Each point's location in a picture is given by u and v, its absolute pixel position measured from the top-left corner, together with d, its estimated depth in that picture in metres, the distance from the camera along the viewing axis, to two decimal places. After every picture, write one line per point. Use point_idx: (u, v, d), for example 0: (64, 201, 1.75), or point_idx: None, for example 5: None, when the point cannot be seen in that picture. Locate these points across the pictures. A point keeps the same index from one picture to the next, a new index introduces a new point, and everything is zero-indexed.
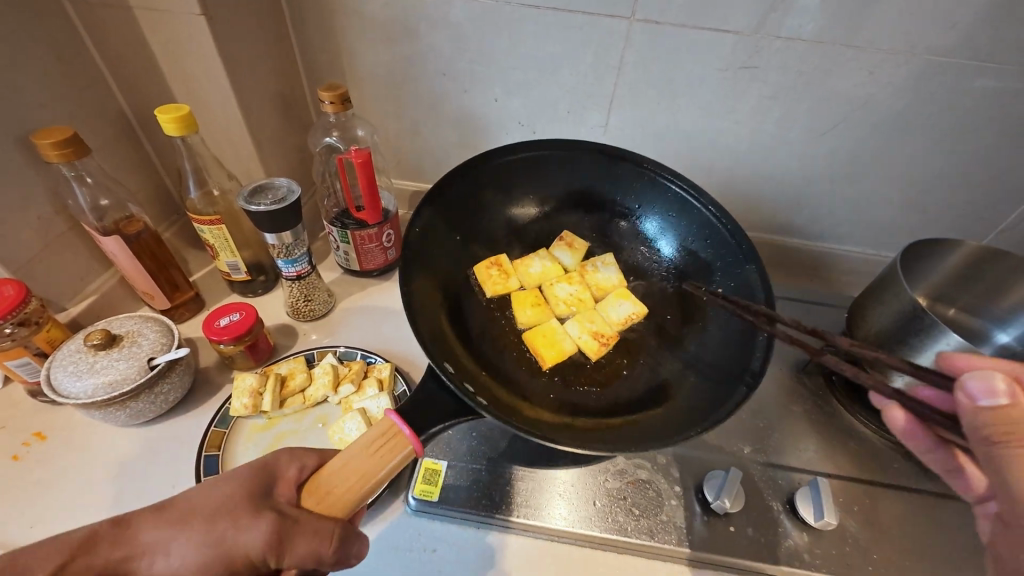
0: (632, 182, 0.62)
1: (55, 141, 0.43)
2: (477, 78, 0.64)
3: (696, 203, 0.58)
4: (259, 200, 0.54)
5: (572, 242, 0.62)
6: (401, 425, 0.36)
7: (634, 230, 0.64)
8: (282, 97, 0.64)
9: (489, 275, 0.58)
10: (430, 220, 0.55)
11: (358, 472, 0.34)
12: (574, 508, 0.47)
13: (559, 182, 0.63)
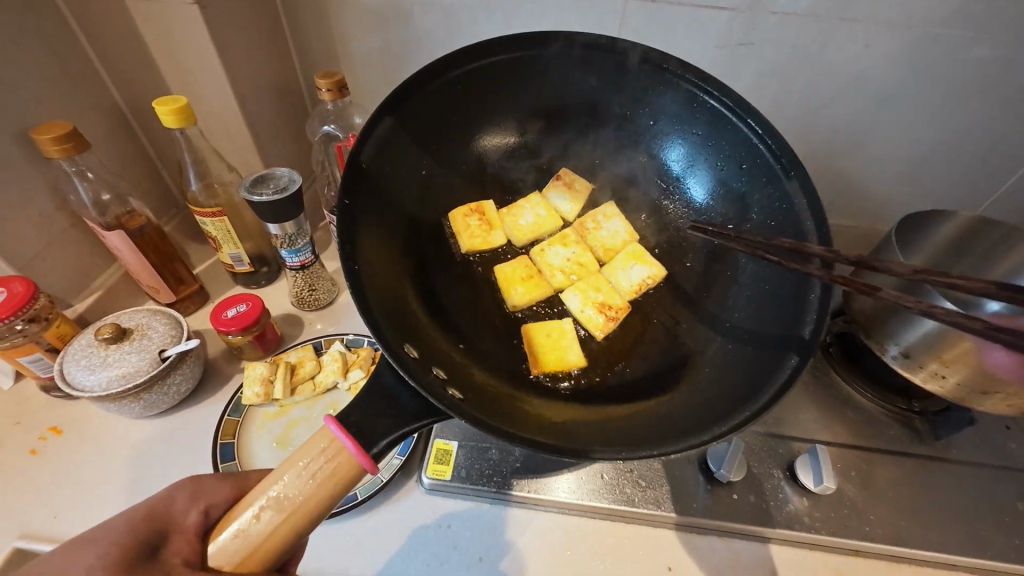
0: (658, 100, 0.55)
1: (55, 136, 0.43)
2: None
3: (732, 120, 0.52)
4: (260, 190, 0.54)
5: (568, 181, 0.60)
6: (344, 440, 0.31)
7: (654, 161, 0.60)
8: (277, 86, 0.63)
9: (468, 226, 0.56)
10: (390, 133, 0.48)
11: (275, 509, 0.31)
12: (582, 481, 0.48)
13: (549, 95, 0.57)
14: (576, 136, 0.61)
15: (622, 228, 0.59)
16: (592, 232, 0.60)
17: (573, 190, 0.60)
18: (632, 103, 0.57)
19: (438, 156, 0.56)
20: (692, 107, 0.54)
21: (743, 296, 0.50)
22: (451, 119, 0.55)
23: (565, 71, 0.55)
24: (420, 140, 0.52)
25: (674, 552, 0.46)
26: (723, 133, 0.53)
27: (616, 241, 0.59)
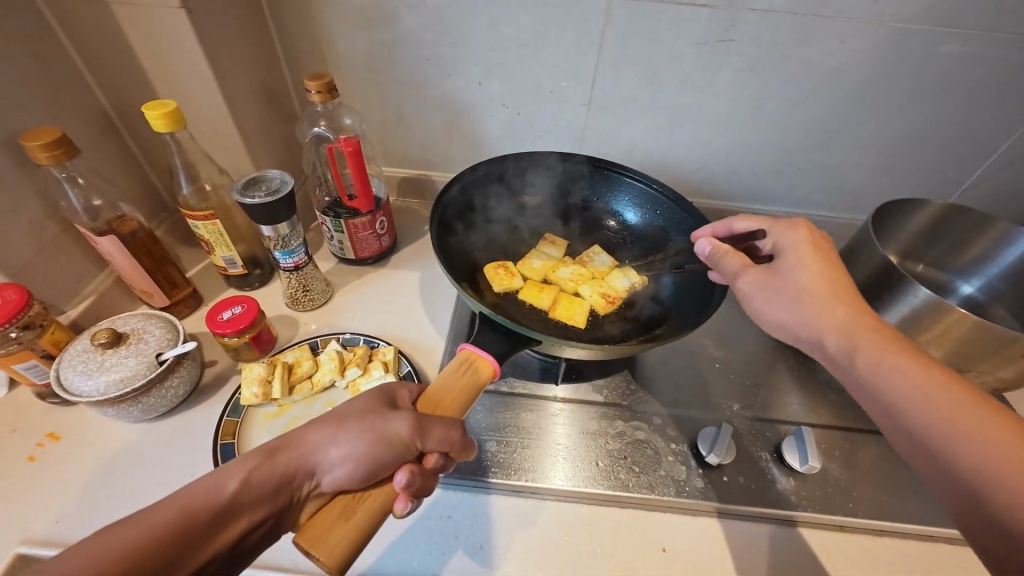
0: (593, 178, 0.69)
1: (44, 142, 0.43)
2: (461, 61, 0.65)
3: (646, 185, 0.66)
4: (253, 192, 0.54)
5: (553, 239, 0.66)
6: (480, 352, 0.45)
7: (604, 212, 0.70)
8: (265, 88, 0.63)
9: (497, 275, 0.60)
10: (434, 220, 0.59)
11: (463, 384, 0.43)
12: (578, 469, 0.50)
13: (524, 176, 0.68)
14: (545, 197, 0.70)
15: (609, 258, 0.64)
16: (592, 262, 0.64)
17: (558, 240, 0.66)
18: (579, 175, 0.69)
19: (480, 222, 0.66)
20: (615, 180, 0.68)
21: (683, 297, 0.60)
22: (482, 196, 0.66)
23: (552, 162, 0.67)
24: (460, 208, 0.64)
25: (668, 535, 0.48)
26: (647, 190, 0.66)
27: (606, 266, 0.63)
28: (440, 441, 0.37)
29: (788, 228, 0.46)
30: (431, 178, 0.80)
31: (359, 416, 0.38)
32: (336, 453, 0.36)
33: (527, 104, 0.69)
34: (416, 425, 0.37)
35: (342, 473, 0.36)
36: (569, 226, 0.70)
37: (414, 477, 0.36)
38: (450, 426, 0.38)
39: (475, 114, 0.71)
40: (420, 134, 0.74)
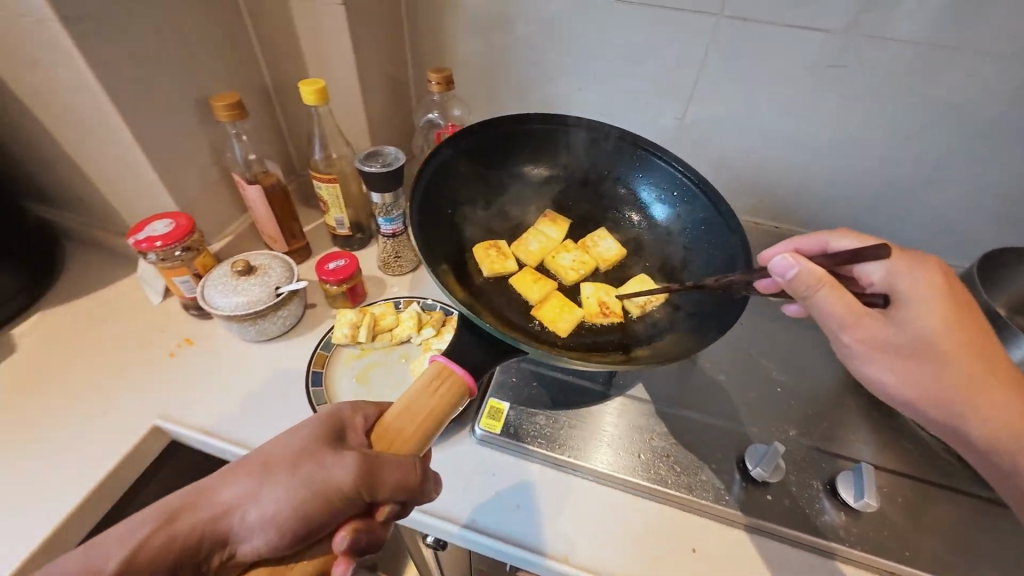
0: (623, 159, 0.68)
1: (228, 103, 0.54)
2: (565, 68, 0.70)
3: (676, 171, 0.64)
4: (371, 163, 0.63)
5: (555, 218, 0.66)
6: (452, 366, 0.42)
7: (629, 197, 0.69)
8: (391, 77, 0.73)
9: (488, 256, 0.61)
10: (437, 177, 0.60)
11: (421, 416, 0.40)
12: (620, 459, 0.52)
13: (546, 145, 0.68)
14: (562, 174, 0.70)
15: (613, 244, 0.65)
16: (595, 248, 0.65)
17: (558, 219, 0.66)
18: (601, 155, 0.68)
19: (478, 181, 0.66)
20: (642, 163, 0.67)
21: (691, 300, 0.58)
22: (498, 151, 0.66)
23: (579, 130, 0.67)
24: (466, 162, 0.64)
25: (701, 537, 0.49)
26: (676, 178, 0.65)
27: (613, 254, 0.64)
28: (393, 491, 0.36)
29: (912, 270, 0.40)
30: None
31: (292, 464, 0.37)
32: (255, 516, 0.35)
33: (621, 112, 0.72)
34: (361, 476, 0.36)
35: (262, 538, 0.35)
36: (569, 201, 0.70)
37: (353, 537, 0.36)
38: (407, 468, 0.37)
39: None
40: None
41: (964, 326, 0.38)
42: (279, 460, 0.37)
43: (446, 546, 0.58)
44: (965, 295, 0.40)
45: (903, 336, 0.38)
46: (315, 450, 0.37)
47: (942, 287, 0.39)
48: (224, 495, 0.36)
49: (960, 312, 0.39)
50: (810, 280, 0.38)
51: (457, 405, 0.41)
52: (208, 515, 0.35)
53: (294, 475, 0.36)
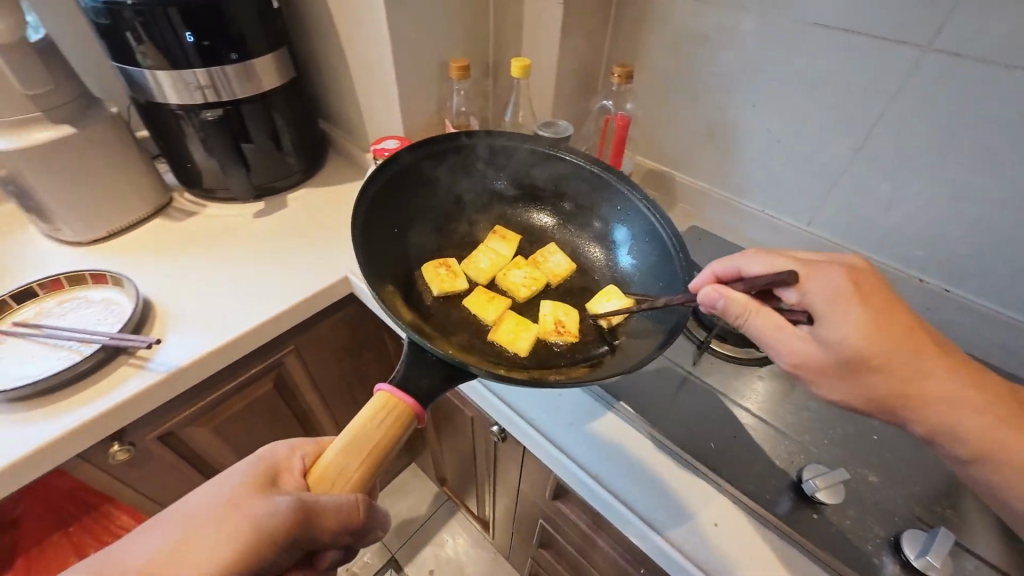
0: (604, 195, 0.71)
1: (460, 65, 0.73)
2: (744, 83, 0.74)
3: (648, 212, 0.66)
4: (544, 130, 0.76)
5: (504, 234, 0.72)
6: (399, 396, 0.44)
7: (603, 232, 0.72)
8: (584, 70, 0.86)
9: (437, 275, 0.65)
10: (415, 174, 0.68)
11: (364, 451, 0.42)
12: (684, 435, 0.55)
13: (514, 164, 0.74)
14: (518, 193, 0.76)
15: (564, 259, 0.69)
16: (546, 263, 0.70)
17: (507, 235, 0.72)
18: (575, 184, 0.73)
19: (444, 195, 0.73)
20: (619, 200, 0.69)
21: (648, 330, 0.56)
22: (482, 162, 0.74)
23: (545, 157, 0.73)
24: (433, 175, 0.71)
25: (722, 513, 0.49)
26: (648, 222, 0.66)
27: (563, 268, 0.69)
28: (337, 530, 0.41)
29: (825, 276, 0.41)
30: (672, 176, 0.92)
31: (232, 507, 0.41)
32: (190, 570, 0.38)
33: (790, 133, 0.73)
34: (303, 518, 0.40)
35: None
36: (537, 220, 0.76)
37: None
38: (349, 508, 0.41)
39: (736, 131, 0.79)
40: (680, 135, 0.87)
41: (886, 325, 0.39)
42: (207, 515, 0.41)
43: (505, 444, 0.69)
44: (900, 307, 0.40)
45: (842, 348, 0.39)
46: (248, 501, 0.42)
47: (851, 287, 0.40)
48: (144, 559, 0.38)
49: (874, 307, 0.39)
50: (725, 308, 0.44)
51: (403, 437, 0.43)
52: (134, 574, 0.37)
53: (234, 517, 0.40)
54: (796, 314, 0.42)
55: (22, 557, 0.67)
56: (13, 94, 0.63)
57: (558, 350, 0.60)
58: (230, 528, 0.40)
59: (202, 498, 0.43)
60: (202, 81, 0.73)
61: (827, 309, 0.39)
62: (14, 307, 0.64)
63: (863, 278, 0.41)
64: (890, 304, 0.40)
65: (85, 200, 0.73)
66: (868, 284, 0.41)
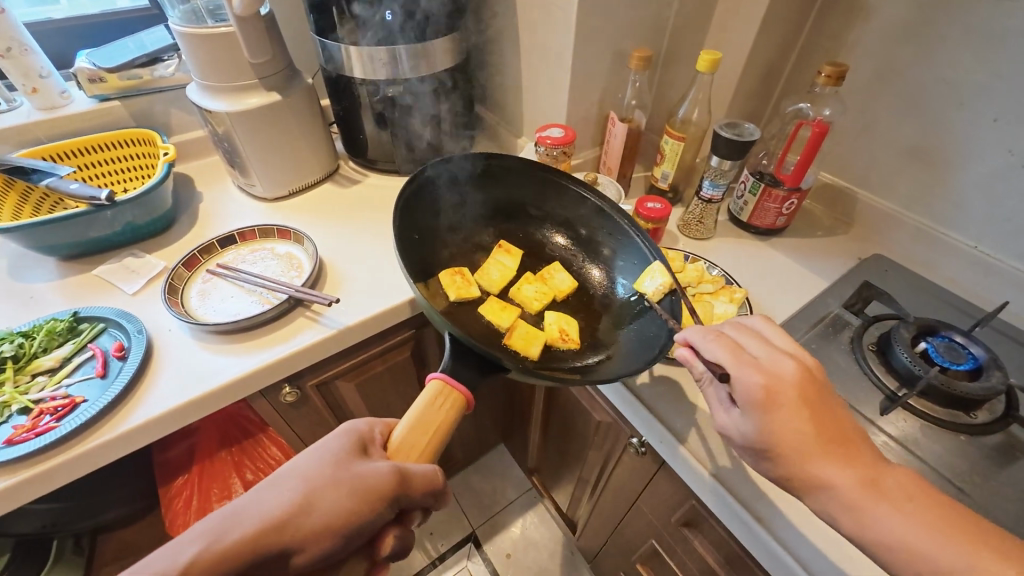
0: (610, 227, 0.67)
1: (643, 55, 0.69)
2: (988, 93, 0.62)
3: (649, 252, 0.62)
4: (724, 130, 0.70)
5: (509, 247, 0.68)
6: (453, 385, 0.48)
7: (607, 261, 0.67)
8: (772, 66, 0.78)
9: (453, 282, 0.62)
10: (440, 180, 0.66)
11: (430, 427, 0.47)
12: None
13: (535, 183, 0.70)
14: (531, 209, 0.72)
15: (569, 276, 0.65)
16: (553, 280, 0.66)
17: (512, 248, 0.68)
18: (589, 212, 0.68)
19: (460, 208, 0.69)
20: (624, 234, 0.66)
21: (632, 358, 0.55)
22: (505, 178, 0.70)
23: (557, 184, 0.69)
24: (453, 186, 0.68)
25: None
26: (646, 261, 0.63)
27: (570, 283, 0.65)
28: (425, 489, 0.45)
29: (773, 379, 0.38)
30: (856, 194, 0.81)
31: (336, 468, 0.45)
32: (313, 524, 0.42)
33: None
34: (400, 481, 0.44)
35: (317, 541, 0.42)
36: (552, 243, 0.71)
37: (396, 539, 0.46)
38: (430, 474, 0.46)
39: (960, 149, 0.67)
40: (877, 148, 0.76)
41: (785, 437, 0.38)
42: (313, 476, 0.44)
43: (637, 457, 0.66)
44: (801, 414, 0.38)
45: (741, 437, 0.41)
46: (343, 464, 0.45)
47: (761, 398, 0.38)
48: (272, 511, 0.42)
49: (779, 415, 0.38)
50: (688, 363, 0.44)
51: (459, 414, 0.48)
52: (264, 526, 0.41)
53: (341, 475, 0.44)
54: (726, 391, 0.42)
55: (196, 466, 0.77)
56: (242, 62, 0.71)
57: (557, 354, 0.59)
58: (341, 486, 0.43)
59: (304, 463, 0.46)
60: (387, 58, 0.76)
61: (759, 415, 0.38)
62: (219, 251, 0.73)
63: (786, 388, 0.38)
64: (805, 417, 0.38)
65: (277, 161, 0.81)
66: (791, 395, 0.38)
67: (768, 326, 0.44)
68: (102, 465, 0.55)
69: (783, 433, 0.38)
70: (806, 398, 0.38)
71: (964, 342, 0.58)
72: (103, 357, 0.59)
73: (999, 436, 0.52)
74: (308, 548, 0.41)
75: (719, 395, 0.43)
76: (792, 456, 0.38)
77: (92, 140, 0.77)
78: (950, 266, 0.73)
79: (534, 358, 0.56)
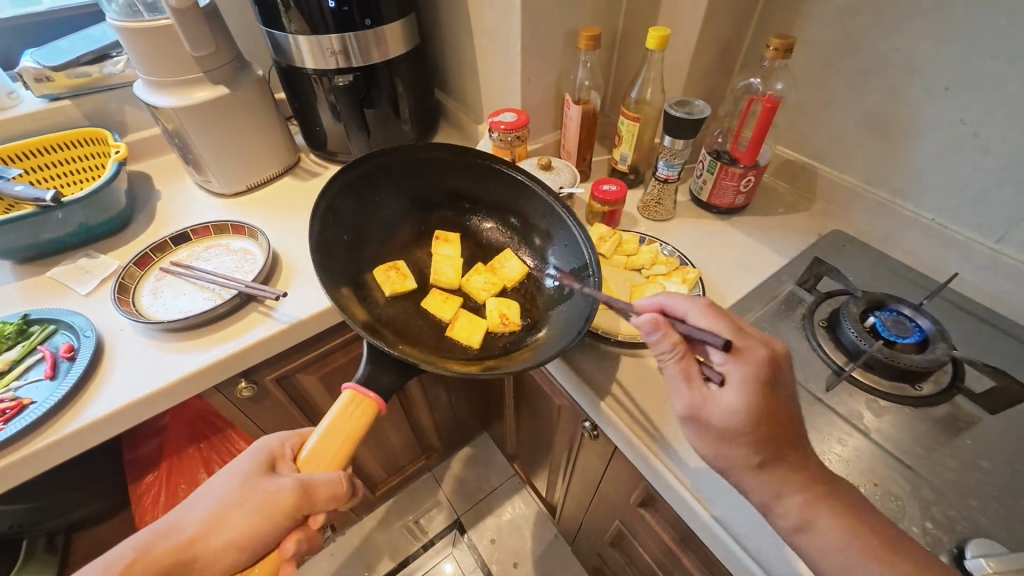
0: (542, 210, 0.67)
1: (591, 35, 0.68)
2: (937, 62, 0.61)
3: (577, 235, 0.63)
4: (677, 109, 0.69)
5: (447, 236, 0.69)
6: (365, 393, 0.47)
7: (539, 245, 0.68)
8: (727, 41, 0.76)
9: (388, 278, 0.63)
10: (370, 175, 0.65)
11: (339, 437, 0.46)
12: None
13: (467, 172, 0.69)
14: (468, 197, 0.71)
15: (519, 264, 0.66)
16: (502, 269, 0.66)
17: (451, 237, 0.68)
18: (524, 197, 0.68)
19: (393, 200, 0.68)
20: (555, 218, 0.66)
21: (555, 338, 0.56)
22: (439, 168, 0.69)
23: (492, 173, 0.69)
24: (383, 180, 0.67)
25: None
26: (574, 244, 0.63)
27: (518, 271, 0.65)
28: (329, 497, 0.45)
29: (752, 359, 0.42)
30: (817, 170, 0.80)
31: (247, 482, 0.46)
32: (219, 541, 0.43)
33: (995, 127, 0.59)
34: (303, 494, 0.44)
35: (224, 557, 0.43)
36: (488, 231, 0.71)
37: (298, 542, 0.45)
38: (336, 484, 0.46)
39: (912, 120, 0.66)
40: (834, 123, 0.75)
41: (764, 410, 0.41)
42: (223, 496, 0.45)
43: (594, 440, 0.67)
44: (777, 396, 0.42)
45: (720, 415, 0.41)
46: (250, 482, 0.46)
47: (759, 374, 0.41)
48: (187, 529, 0.44)
49: (764, 389, 0.41)
50: (656, 338, 0.42)
51: (372, 420, 0.47)
52: (183, 540, 0.43)
53: (250, 491, 0.45)
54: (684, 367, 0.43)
55: (164, 463, 0.78)
56: (184, 55, 0.70)
57: (491, 339, 0.60)
58: (247, 502, 0.44)
59: (218, 482, 0.47)
60: (336, 46, 0.75)
61: (753, 387, 0.41)
62: (172, 248, 0.73)
63: (770, 363, 0.42)
64: (782, 394, 0.42)
65: (232, 155, 0.80)
66: (777, 373, 0.42)
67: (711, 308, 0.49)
68: (55, 464, 0.55)
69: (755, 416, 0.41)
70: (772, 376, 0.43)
71: (912, 315, 0.58)
72: (52, 359, 0.59)
73: (945, 408, 0.52)
74: (214, 564, 0.43)
75: (696, 370, 0.43)
76: (763, 426, 0.41)
77: (42, 141, 0.76)
78: (909, 239, 0.72)
79: (473, 346, 0.58)
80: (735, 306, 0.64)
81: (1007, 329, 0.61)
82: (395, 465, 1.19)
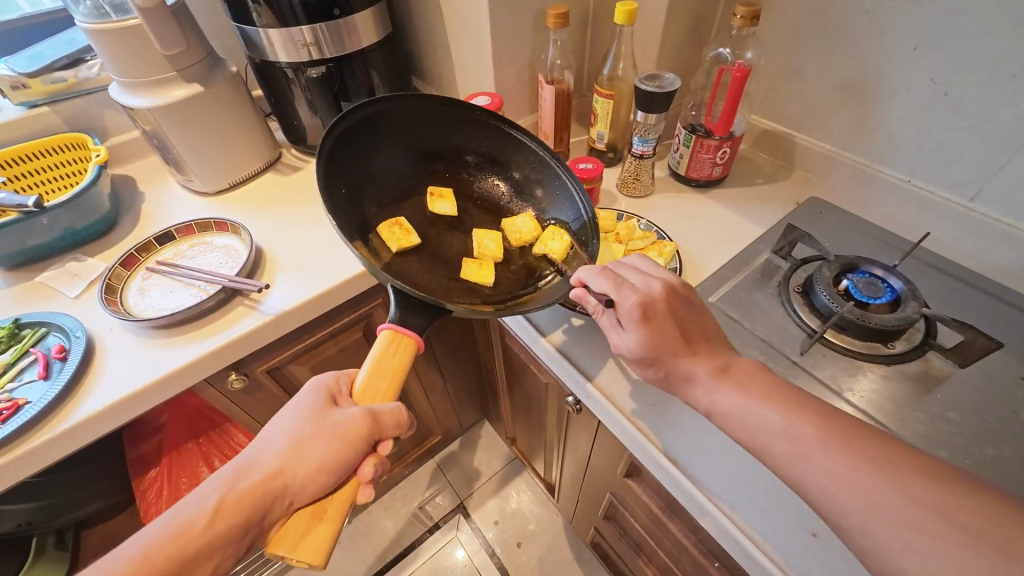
0: (535, 165, 0.70)
1: (559, 12, 0.67)
2: (905, 22, 0.61)
3: (574, 191, 0.67)
4: (648, 83, 0.70)
5: (442, 193, 0.68)
6: (404, 331, 0.50)
7: (532, 197, 0.70)
8: (699, 12, 0.76)
9: (392, 234, 0.62)
10: (362, 124, 0.64)
11: (389, 372, 0.49)
12: None
13: (455, 123, 0.70)
14: (457, 146, 0.71)
15: (528, 218, 0.67)
16: (518, 232, 0.66)
17: (445, 192, 0.69)
18: (517, 151, 0.70)
19: (387, 153, 0.67)
20: (549, 170, 0.69)
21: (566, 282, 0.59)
22: (427, 120, 0.69)
23: (485, 124, 0.70)
24: (376, 132, 0.66)
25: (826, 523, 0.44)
26: (573, 199, 0.67)
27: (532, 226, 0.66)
28: (394, 422, 0.49)
29: (650, 309, 0.46)
30: (793, 138, 0.80)
31: (316, 416, 0.48)
32: (304, 470, 0.46)
33: (965, 85, 0.59)
34: (373, 425, 0.48)
35: (312, 483, 0.45)
36: (483, 184, 0.72)
37: (373, 466, 0.48)
38: (397, 412, 0.50)
39: (885, 83, 0.66)
40: (809, 89, 0.75)
41: (660, 344, 0.45)
42: (295, 431, 0.48)
43: (580, 415, 0.69)
44: (672, 327, 0.46)
45: (625, 352, 0.47)
46: (320, 417, 0.48)
47: (639, 312, 0.46)
48: (269, 465, 0.47)
49: (654, 324, 0.46)
50: (579, 298, 0.50)
51: (414, 356, 0.50)
52: (268, 475, 0.46)
53: (322, 423, 0.48)
54: (614, 317, 0.48)
55: (166, 459, 0.80)
56: (155, 54, 0.70)
57: (505, 291, 0.62)
58: (323, 431, 0.47)
59: (283, 422, 0.50)
60: (308, 39, 0.75)
61: (630, 318, 0.46)
62: (157, 248, 0.74)
63: (656, 302, 0.47)
64: (676, 323, 0.46)
65: (213, 154, 0.80)
66: (661, 306, 0.46)
67: (642, 260, 0.53)
68: (48, 463, 0.57)
69: (670, 361, 0.45)
70: (673, 312, 0.47)
71: (884, 275, 0.59)
72: (45, 360, 0.60)
73: (917, 364, 0.53)
74: (305, 491, 0.45)
75: (608, 322, 0.49)
76: (668, 354, 0.45)
77: (23, 149, 0.77)
78: (885, 202, 0.72)
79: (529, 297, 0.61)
80: (712, 276, 0.65)
81: (980, 285, 0.62)
82: (397, 451, 1.22)
